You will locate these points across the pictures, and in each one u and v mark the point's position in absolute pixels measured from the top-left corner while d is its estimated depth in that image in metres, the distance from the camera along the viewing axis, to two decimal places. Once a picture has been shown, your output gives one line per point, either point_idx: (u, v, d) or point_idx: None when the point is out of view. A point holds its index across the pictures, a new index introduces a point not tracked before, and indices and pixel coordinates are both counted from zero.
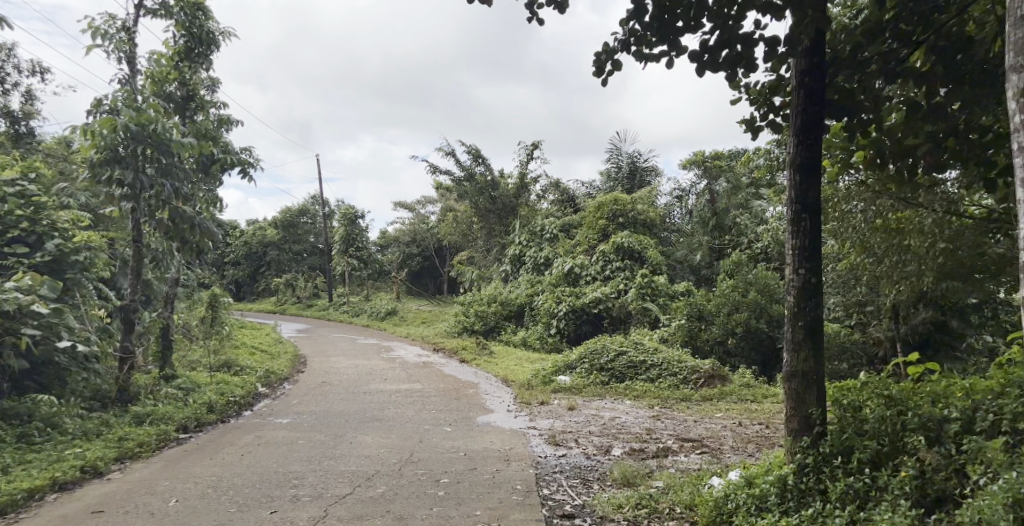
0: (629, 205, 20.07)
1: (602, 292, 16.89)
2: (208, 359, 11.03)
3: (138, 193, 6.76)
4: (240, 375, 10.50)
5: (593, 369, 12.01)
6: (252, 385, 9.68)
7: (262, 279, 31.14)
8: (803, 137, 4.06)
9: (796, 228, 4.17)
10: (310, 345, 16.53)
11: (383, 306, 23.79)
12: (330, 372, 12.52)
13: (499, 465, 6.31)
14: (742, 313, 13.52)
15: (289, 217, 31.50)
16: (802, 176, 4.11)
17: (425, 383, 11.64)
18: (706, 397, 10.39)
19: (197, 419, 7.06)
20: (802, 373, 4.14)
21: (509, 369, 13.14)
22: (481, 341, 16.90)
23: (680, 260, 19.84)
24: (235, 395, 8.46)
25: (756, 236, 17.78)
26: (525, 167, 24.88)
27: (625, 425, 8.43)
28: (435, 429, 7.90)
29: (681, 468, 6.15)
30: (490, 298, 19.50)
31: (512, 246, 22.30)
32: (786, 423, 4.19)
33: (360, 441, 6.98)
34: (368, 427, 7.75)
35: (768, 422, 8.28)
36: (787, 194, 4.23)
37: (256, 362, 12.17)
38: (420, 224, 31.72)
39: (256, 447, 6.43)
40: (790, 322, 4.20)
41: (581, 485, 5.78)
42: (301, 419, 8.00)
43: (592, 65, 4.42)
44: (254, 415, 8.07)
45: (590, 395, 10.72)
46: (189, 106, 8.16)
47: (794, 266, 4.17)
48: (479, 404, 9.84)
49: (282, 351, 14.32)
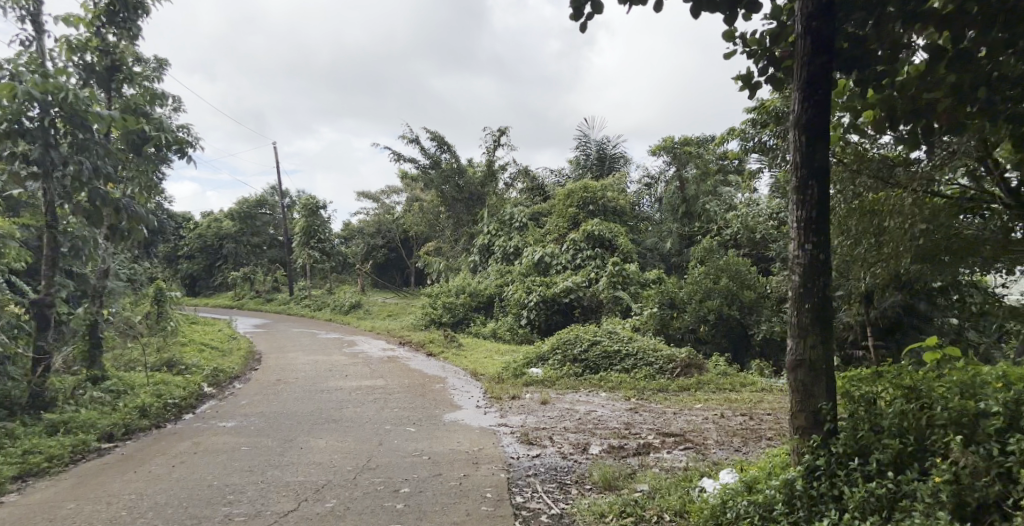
0: (600, 192, 19.65)
1: (573, 281, 16.38)
2: (149, 358, 10.23)
3: (48, 171, 6.15)
4: (184, 374, 9.73)
5: (566, 360, 11.49)
6: (197, 385, 8.95)
7: (219, 273, 29.99)
8: (810, 91, 3.56)
9: (801, 197, 3.67)
10: (267, 341, 15.68)
11: (346, 300, 22.95)
12: (287, 369, 11.74)
13: (466, 469, 5.74)
14: (715, 300, 13.19)
15: (248, 207, 30.31)
16: (809, 136, 3.61)
17: (389, 379, 10.98)
18: (684, 386, 9.96)
19: (124, 426, 6.44)
20: (809, 362, 3.64)
21: (477, 362, 12.56)
22: (449, 333, 16.28)
23: (650, 248, 19.49)
24: (174, 398, 7.77)
25: (726, 222, 17.52)
26: (492, 155, 24.30)
27: (602, 419, 7.91)
28: (397, 430, 7.29)
29: (666, 467, 5.64)
30: (459, 290, 18.87)
31: (481, 236, 21.71)
32: (791, 420, 3.69)
33: (312, 446, 6.39)
34: (322, 429, 7.12)
35: (753, 412, 7.83)
36: (790, 159, 3.74)
37: (206, 360, 11.38)
38: (385, 215, 30.83)
39: (191, 457, 5.83)
40: (795, 302, 3.73)
41: (558, 491, 5.23)
42: (248, 422, 7.34)
43: (569, 7, 3.84)
44: (196, 419, 7.42)
45: (564, 387, 10.21)
46: (115, 78, 7.60)
47: (800, 240, 3.68)
48: (446, 400, 9.24)
49: (235, 348, 13.49)
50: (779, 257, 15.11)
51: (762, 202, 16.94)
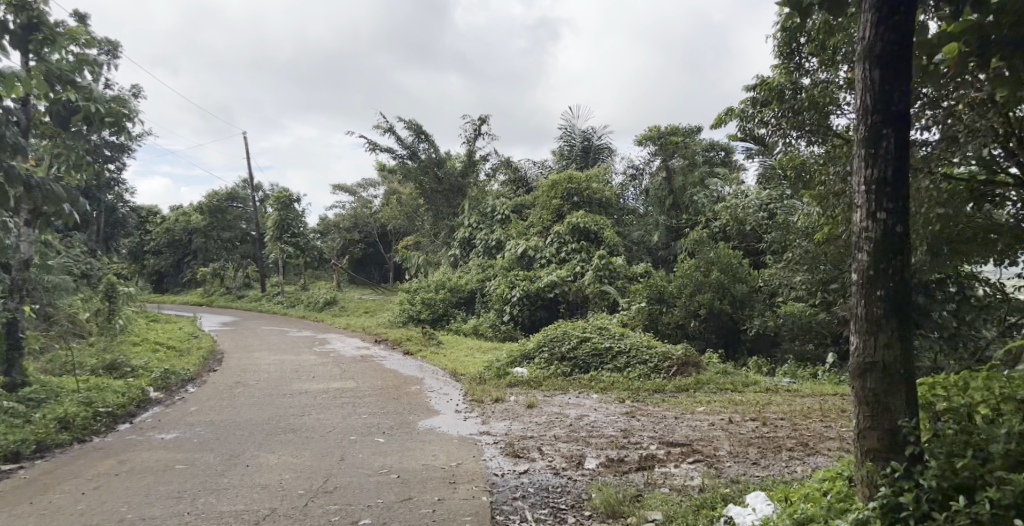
0: (585, 183, 18.86)
1: (557, 275, 15.52)
2: (90, 360, 9.20)
3: None
4: (127, 377, 8.75)
5: (552, 359, 10.63)
6: (140, 389, 8.01)
7: (189, 269, 28.78)
8: (887, 11, 2.75)
9: (872, 152, 2.84)
10: (232, 340, 14.65)
11: (321, 296, 21.91)
12: (249, 370, 10.72)
13: (441, 491, 4.87)
14: (706, 293, 12.41)
15: (218, 200, 28.99)
16: (885, 70, 2.78)
17: (360, 381, 10.02)
18: (682, 386, 9.15)
19: (36, 443, 5.57)
20: (883, 364, 2.81)
21: (457, 361, 11.68)
22: (427, 330, 15.37)
23: (636, 241, 18.65)
24: (108, 406, 6.84)
25: (715, 214, 16.76)
26: (472, 146, 23.37)
27: (596, 426, 7.03)
28: (364, 441, 6.38)
29: (678, 487, 4.84)
30: (438, 285, 17.95)
31: (461, 229, 20.80)
32: (858, 440, 2.90)
33: (260, 464, 5.47)
34: (275, 441, 6.20)
35: (764, 416, 7.01)
36: (858, 104, 2.92)
37: (157, 360, 10.36)
38: (362, 209, 29.74)
39: (110, 480, 4.92)
40: (858, 284, 2.92)
41: (552, 520, 4.39)
42: (192, 434, 6.37)
43: None
44: (130, 430, 6.50)
45: (551, 389, 9.35)
46: (31, 39, 6.89)
47: (868, 208, 2.85)
48: (422, 404, 8.34)
49: (194, 347, 12.44)
50: (773, 249, 14.35)
51: (751, 193, 16.25)
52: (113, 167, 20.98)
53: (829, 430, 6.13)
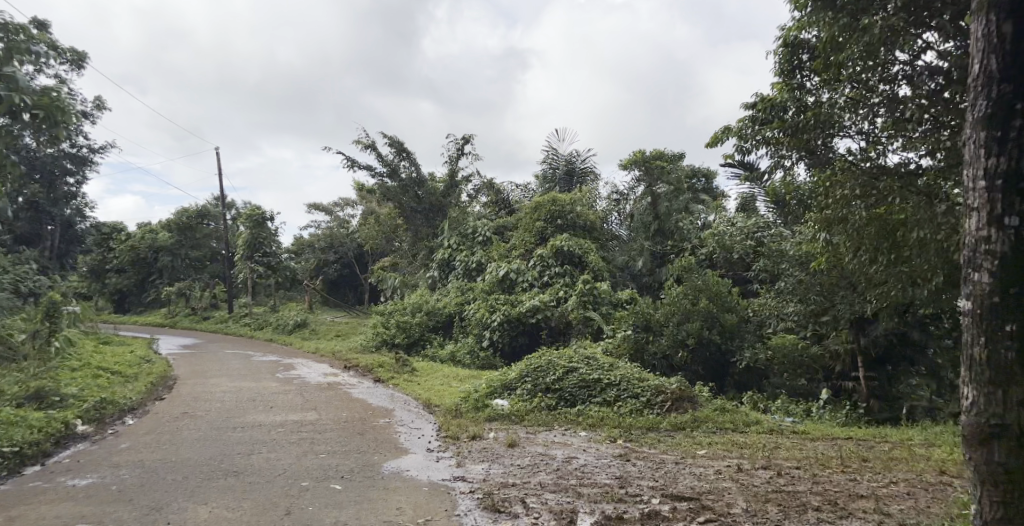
0: (569, 205, 18.18)
1: (540, 300, 14.66)
2: (12, 387, 8.07)
3: None
4: (51, 407, 7.66)
5: (536, 390, 9.73)
6: (65, 420, 6.96)
7: (153, 288, 27.40)
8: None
9: (1000, 150, 2.78)
10: (189, 364, 13.52)
11: (291, 319, 20.79)
12: (201, 399, 9.67)
13: None
14: (696, 322, 11.63)
15: (186, 217, 27.80)
16: (1015, 56, 2.77)
17: (323, 413, 9.03)
18: (676, 425, 8.31)
19: None
20: (1017, 432, 2.77)
21: (432, 391, 10.74)
22: (401, 356, 14.39)
23: (621, 266, 17.84)
24: (15, 443, 5.80)
25: (700, 241, 16.11)
26: (454, 166, 22.64)
27: (587, 472, 6.13)
28: (318, 488, 5.44)
29: None
30: (414, 309, 16.98)
31: (440, 251, 19.88)
32: None
33: (187, 519, 4.52)
34: (213, 488, 5.24)
35: (776, 464, 6.16)
36: (978, 103, 2.90)
37: (96, 388, 9.27)
38: (337, 229, 28.85)
39: None
40: (976, 320, 2.85)
41: None
42: (113, 479, 5.37)
43: None
44: (36, 474, 5.47)
45: (534, 424, 8.47)
46: None
47: (990, 213, 2.81)
48: (389, 441, 7.39)
49: (143, 372, 11.32)
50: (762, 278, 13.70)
51: (739, 219, 15.65)
52: (74, 180, 19.81)
53: (856, 485, 5.34)
